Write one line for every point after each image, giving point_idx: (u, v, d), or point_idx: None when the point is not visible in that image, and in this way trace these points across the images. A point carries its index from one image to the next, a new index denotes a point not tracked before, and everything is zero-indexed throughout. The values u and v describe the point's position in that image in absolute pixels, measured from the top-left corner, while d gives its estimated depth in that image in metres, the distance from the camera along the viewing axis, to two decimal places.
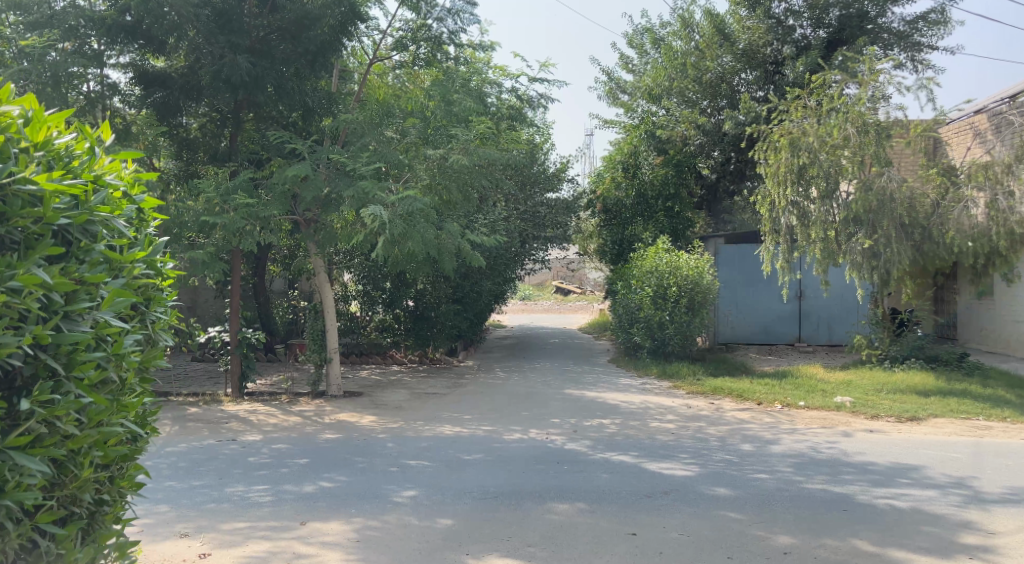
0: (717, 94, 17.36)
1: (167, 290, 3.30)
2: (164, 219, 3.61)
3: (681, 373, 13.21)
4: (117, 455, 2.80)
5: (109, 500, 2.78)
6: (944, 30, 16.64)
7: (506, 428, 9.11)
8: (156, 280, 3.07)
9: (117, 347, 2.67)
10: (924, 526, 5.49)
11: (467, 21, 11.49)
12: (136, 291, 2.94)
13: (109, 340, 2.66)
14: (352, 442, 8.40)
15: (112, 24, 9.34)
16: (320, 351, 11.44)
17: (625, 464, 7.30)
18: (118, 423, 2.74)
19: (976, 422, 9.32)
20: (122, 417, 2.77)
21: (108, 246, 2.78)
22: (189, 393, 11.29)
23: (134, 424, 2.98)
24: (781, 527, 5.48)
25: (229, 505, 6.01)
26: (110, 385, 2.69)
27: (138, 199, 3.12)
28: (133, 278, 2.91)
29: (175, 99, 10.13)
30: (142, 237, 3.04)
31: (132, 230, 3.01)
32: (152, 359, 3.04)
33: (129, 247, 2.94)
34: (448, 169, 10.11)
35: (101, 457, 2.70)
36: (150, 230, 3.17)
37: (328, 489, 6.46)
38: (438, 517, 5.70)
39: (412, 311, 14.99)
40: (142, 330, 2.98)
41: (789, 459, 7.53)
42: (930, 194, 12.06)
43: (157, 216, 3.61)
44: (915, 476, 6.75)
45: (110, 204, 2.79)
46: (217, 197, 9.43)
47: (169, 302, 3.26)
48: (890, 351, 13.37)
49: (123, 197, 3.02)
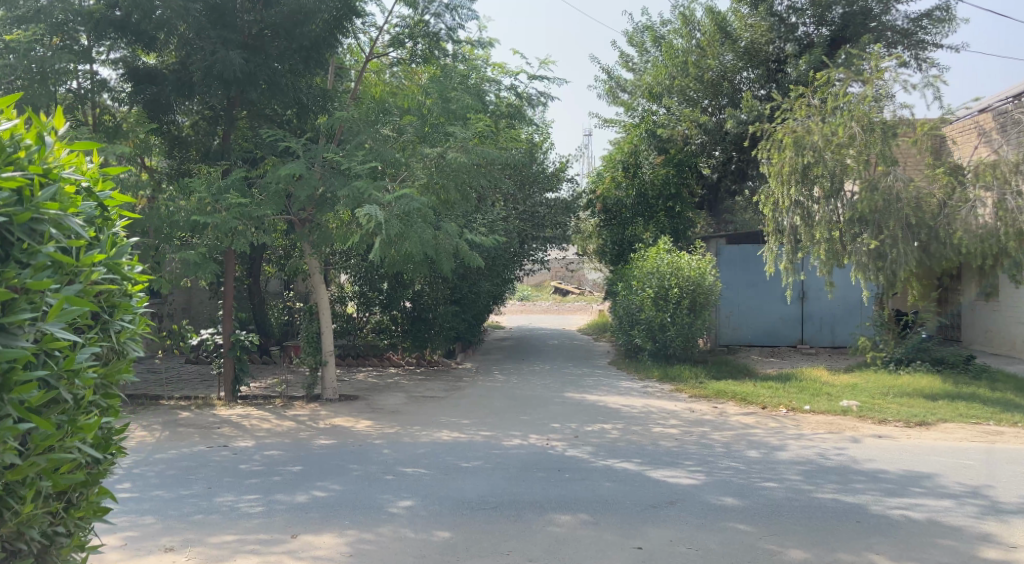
0: (720, 92, 17.14)
1: (135, 295, 3.12)
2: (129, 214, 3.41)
3: (683, 376, 12.98)
4: (73, 482, 2.60)
5: (64, 532, 2.59)
6: (949, 27, 16.46)
7: (506, 434, 8.88)
8: (120, 286, 2.88)
9: (68, 362, 2.47)
10: (941, 540, 5.26)
11: (465, 17, 11.27)
12: (95, 298, 2.75)
13: (59, 355, 2.47)
14: (347, 448, 8.17)
15: (101, 19, 9.14)
16: (315, 355, 11.23)
17: (629, 472, 7.07)
18: (72, 447, 2.55)
19: (987, 427, 9.10)
20: (78, 440, 2.57)
21: (61, 248, 2.57)
22: (181, 397, 11.06)
23: (95, 445, 2.79)
24: (793, 540, 5.26)
25: (218, 516, 5.77)
26: (62, 405, 2.50)
27: (102, 196, 2.97)
28: (92, 283, 2.74)
29: (166, 96, 9.90)
30: (103, 238, 2.85)
31: (92, 230, 2.83)
32: (117, 372, 2.87)
33: (87, 249, 2.76)
34: (446, 167, 9.89)
35: (52, 486, 2.49)
36: (113, 230, 2.99)
37: (321, 499, 6.23)
38: (435, 530, 5.47)
39: (409, 312, 14.74)
40: (104, 341, 2.82)
41: (798, 466, 7.30)
42: (937, 194, 11.84)
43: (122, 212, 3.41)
44: (929, 485, 6.53)
45: (62, 201, 2.59)
46: (209, 197, 9.21)
47: (137, 309, 3.08)
48: (895, 353, 13.15)
49: (79, 193, 2.82)
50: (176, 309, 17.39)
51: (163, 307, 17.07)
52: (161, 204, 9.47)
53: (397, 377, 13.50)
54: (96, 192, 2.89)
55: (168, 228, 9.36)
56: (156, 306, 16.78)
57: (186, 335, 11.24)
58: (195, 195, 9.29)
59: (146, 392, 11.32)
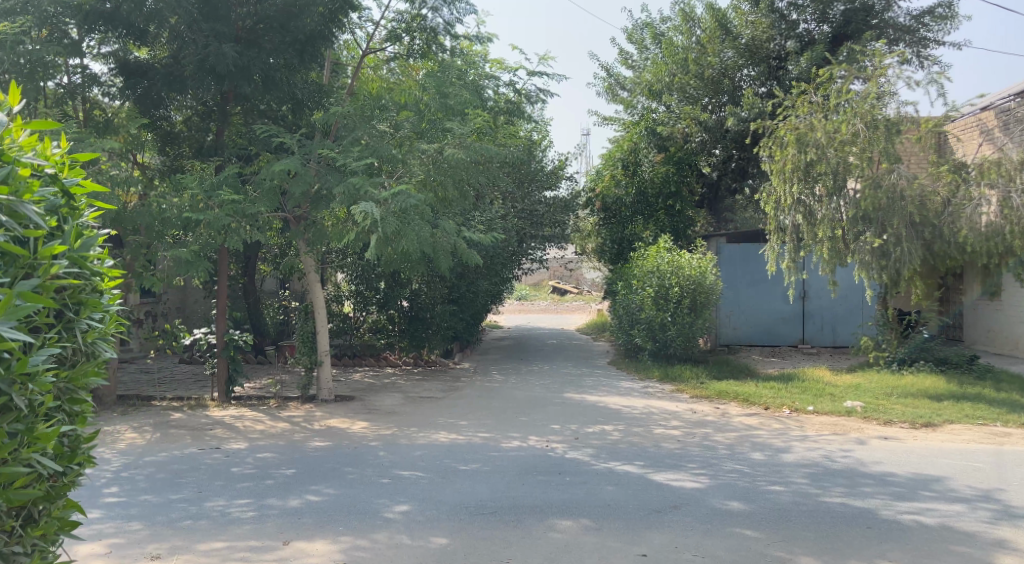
0: (720, 90, 16.89)
1: (105, 292, 3.02)
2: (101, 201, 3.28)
3: (683, 376, 12.82)
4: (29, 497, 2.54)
5: (22, 551, 2.53)
6: (951, 24, 16.32)
7: (504, 435, 8.70)
8: (84, 283, 2.78)
9: (20, 364, 2.36)
10: (955, 546, 5.09)
11: (463, 12, 11.09)
12: (54, 296, 2.65)
13: (11, 357, 2.36)
14: (342, 450, 7.99)
15: (90, 11, 8.94)
16: (310, 354, 11.00)
17: (631, 475, 6.89)
18: (26, 460, 2.47)
19: (994, 428, 8.94)
20: (33, 454, 2.50)
21: (17, 239, 2.48)
22: (173, 397, 10.87)
23: (55, 457, 2.71)
24: (802, 547, 5.08)
25: (207, 522, 5.59)
26: (13, 412, 2.41)
27: (66, 183, 2.84)
28: (53, 279, 2.64)
29: (157, 90, 9.67)
30: (66, 230, 2.74)
31: (53, 221, 2.71)
32: (82, 376, 2.79)
33: (45, 241, 2.66)
34: (443, 163, 9.73)
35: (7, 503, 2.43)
36: (79, 221, 2.87)
37: (315, 503, 6.04)
38: (432, 536, 5.28)
39: (406, 311, 14.54)
40: (67, 343, 2.72)
41: (803, 469, 7.13)
42: (941, 192, 11.63)
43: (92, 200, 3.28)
44: (939, 488, 6.36)
45: (14, 186, 2.48)
46: (201, 193, 9.03)
47: (106, 306, 2.98)
48: (898, 353, 13.00)
49: (37, 178, 2.70)
50: (171, 309, 17.21)
51: (157, 306, 16.88)
52: (152, 201, 9.28)
53: (393, 377, 13.31)
54: (59, 178, 2.76)
55: (159, 225, 9.19)
56: (150, 306, 16.59)
57: (179, 334, 11.07)
58: (187, 191, 9.12)
59: (139, 393, 11.14)
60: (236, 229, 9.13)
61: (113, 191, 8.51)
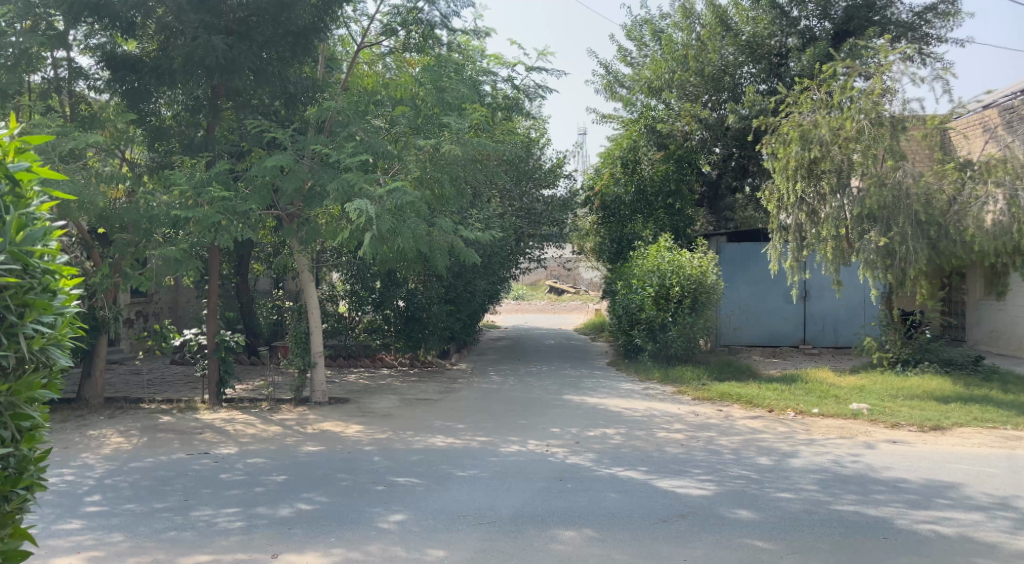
0: (720, 87, 16.58)
1: (57, 295, 2.96)
2: (55, 193, 3.17)
3: (684, 378, 12.58)
4: None
5: None
6: (954, 21, 16.08)
7: (503, 439, 8.46)
8: (28, 284, 2.72)
9: None
10: (977, 558, 4.86)
11: (459, 6, 10.85)
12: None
13: None
14: (335, 456, 7.74)
15: (75, 1, 8.61)
16: (303, 355, 10.66)
17: (635, 482, 6.65)
18: None
19: (1004, 431, 8.73)
20: None
21: None
22: (163, 400, 10.60)
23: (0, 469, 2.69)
24: (816, 559, 4.85)
25: (192, 533, 5.34)
26: None
27: (12, 171, 2.78)
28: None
29: (146, 84, 9.45)
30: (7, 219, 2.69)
31: None
32: (26, 385, 2.76)
33: None
34: (440, 159, 9.49)
35: None
36: (24, 217, 2.81)
37: (306, 512, 5.79)
38: (428, 548, 5.04)
39: (402, 311, 14.16)
40: (9, 351, 2.68)
41: (812, 474, 6.89)
42: (946, 190, 11.34)
43: (47, 192, 3.17)
44: (955, 496, 6.13)
45: None
46: (190, 190, 8.74)
47: (58, 310, 2.92)
48: (902, 354, 12.78)
49: None
50: (163, 308, 16.98)
51: (149, 306, 16.63)
52: (140, 198, 9.00)
53: (389, 379, 13.06)
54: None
55: (147, 223, 8.92)
56: (141, 305, 16.34)
57: (169, 335, 10.81)
58: (175, 188, 8.84)
59: (128, 395, 10.89)
60: (226, 226, 8.83)
61: (96, 188, 8.24)
